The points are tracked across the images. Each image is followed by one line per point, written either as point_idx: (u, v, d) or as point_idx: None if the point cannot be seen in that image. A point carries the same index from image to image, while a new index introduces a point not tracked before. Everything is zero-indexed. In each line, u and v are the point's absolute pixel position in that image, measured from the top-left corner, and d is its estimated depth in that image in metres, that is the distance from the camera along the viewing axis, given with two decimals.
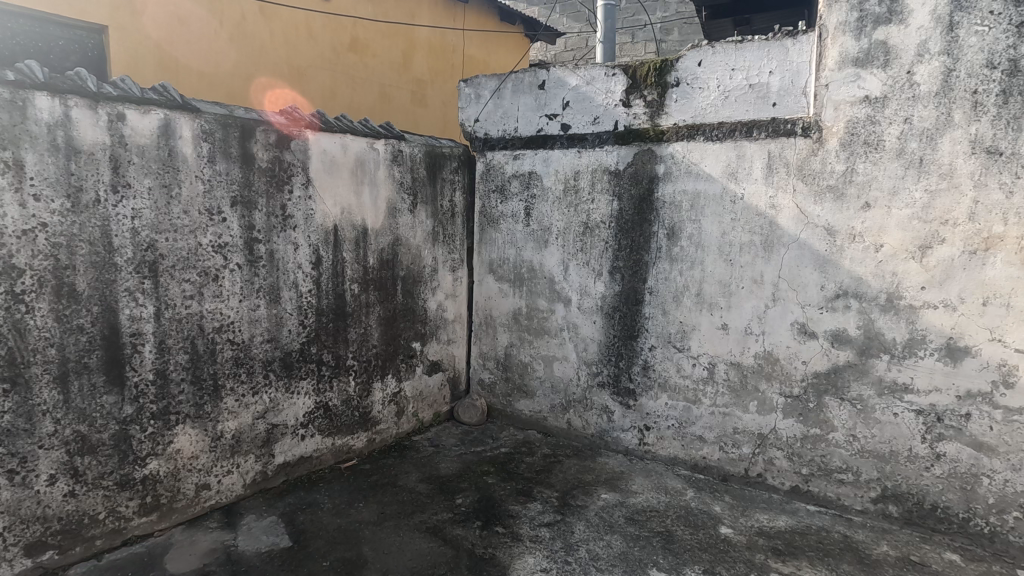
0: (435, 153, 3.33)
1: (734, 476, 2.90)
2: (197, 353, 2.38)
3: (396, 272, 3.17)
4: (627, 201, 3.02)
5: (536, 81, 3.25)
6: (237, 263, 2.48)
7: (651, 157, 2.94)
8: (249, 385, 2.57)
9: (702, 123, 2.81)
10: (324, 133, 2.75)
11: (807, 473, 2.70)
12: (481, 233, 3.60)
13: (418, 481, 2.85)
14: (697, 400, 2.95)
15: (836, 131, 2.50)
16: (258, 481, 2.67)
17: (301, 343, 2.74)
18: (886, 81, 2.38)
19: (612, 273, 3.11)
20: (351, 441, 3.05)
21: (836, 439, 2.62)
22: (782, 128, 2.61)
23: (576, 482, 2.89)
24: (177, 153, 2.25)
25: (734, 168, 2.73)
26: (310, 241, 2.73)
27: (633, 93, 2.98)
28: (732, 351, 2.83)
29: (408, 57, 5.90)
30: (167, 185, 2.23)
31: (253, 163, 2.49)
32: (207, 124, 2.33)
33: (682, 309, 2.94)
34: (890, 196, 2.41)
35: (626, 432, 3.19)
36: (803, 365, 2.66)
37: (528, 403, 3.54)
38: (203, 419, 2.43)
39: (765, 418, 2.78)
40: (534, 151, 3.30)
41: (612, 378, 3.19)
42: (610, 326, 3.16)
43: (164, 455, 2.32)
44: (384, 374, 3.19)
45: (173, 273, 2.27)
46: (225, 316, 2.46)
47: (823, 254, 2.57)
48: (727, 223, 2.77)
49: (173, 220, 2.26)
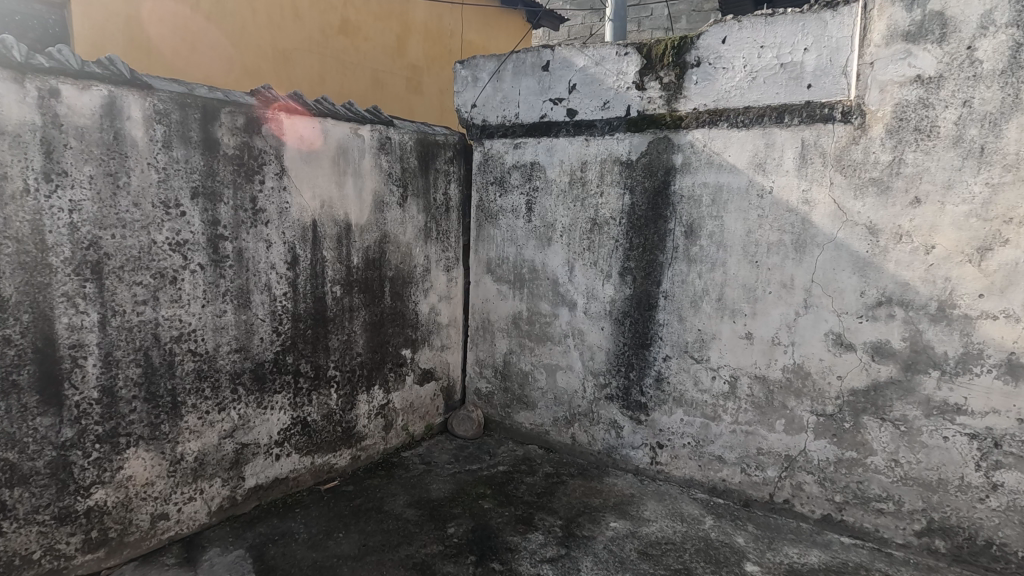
0: (428, 141, 3.03)
1: (757, 502, 2.61)
2: (152, 367, 2.09)
3: (383, 273, 2.87)
4: (640, 195, 2.72)
5: (539, 62, 2.94)
6: (199, 264, 2.17)
7: (667, 145, 2.64)
8: (214, 402, 2.28)
9: (725, 108, 2.51)
10: (299, 116, 2.44)
11: (840, 500, 2.42)
12: (478, 229, 3.30)
13: (406, 507, 2.56)
14: (715, 417, 2.66)
15: (881, 116, 2.20)
16: (226, 507, 2.38)
17: (275, 353, 2.45)
18: (942, 59, 2.07)
19: (622, 274, 2.81)
20: (332, 460, 2.77)
21: (875, 464, 2.33)
22: (818, 113, 2.31)
23: (581, 508, 2.59)
24: (125, 135, 1.94)
25: (762, 158, 2.43)
26: (285, 238, 2.43)
27: (648, 74, 2.67)
28: (756, 363, 2.54)
29: (402, 41, 5.58)
30: (113, 173, 1.92)
31: (217, 149, 2.18)
32: (161, 103, 2.02)
33: (701, 315, 2.64)
34: (944, 191, 2.11)
35: (636, 449, 2.90)
36: (838, 381, 2.37)
37: (528, 415, 3.24)
38: (159, 440, 2.14)
39: (793, 438, 2.49)
40: (536, 139, 3.00)
41: (621, 390, 2.90)
42: (619, 333, 2.86)
43: (113, 483, 2.02)
44: (371, 385, 2.89)
45: (120, 275, 1.97)
46: (186, 324, 2.16)
47: (863, 257, 2.27)
48: (753, 220, 2.47)
49: (119, 214, 1.95)
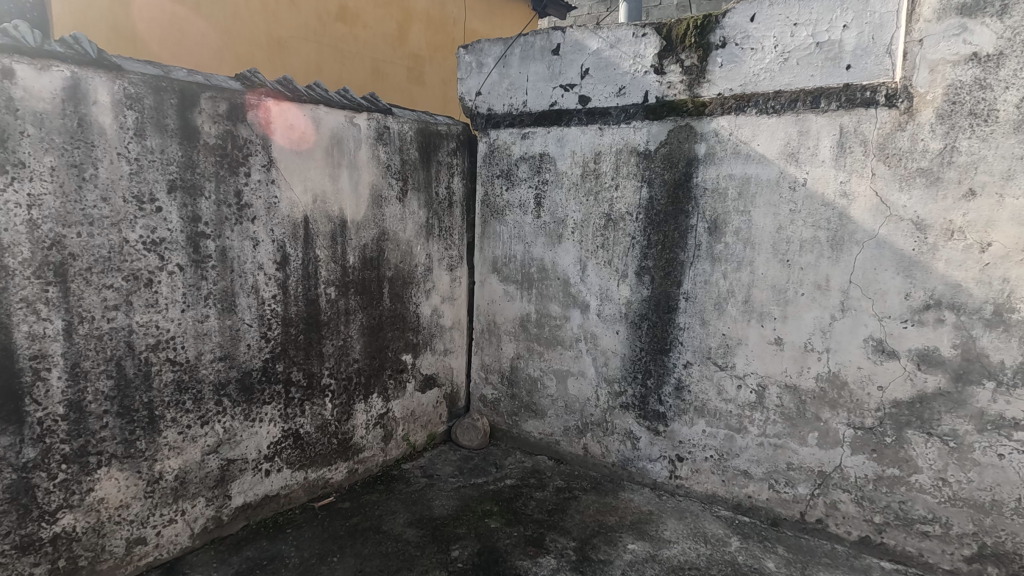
0: (429, 131, 2.82)
1: (786, 521, 2.40)
2: (125, 378, 1.89)
3: (381, 273, 2.68)
4: (659, 188, 2.51)
5: (549, 45, 2.73)
6: (178, 265, 1.98)
7: (689, 134, 2.43)
8: (196, 415, 2.09)
9: (753, 93, 2.30)
10: (287, 101, 2.24)
11: (880, 521, 2.22)
12: (482, 226, 3.10)
13: (406, 526, 2.37)
14: (741, 429, 2.46)
15: (931, 99, 1.97)
16: (211, 529, 2.19)
17: (263, 361, 2.26)
18: (1002, 33, 1.84)
19: (639, 274, 2.60)
20: (327, 474, 2.58)
21: (920, 483, 2.13)
22: (858, 96, 2.09)
23: (595, 528, 2.39)
24: (91, 122, 1.74)
25: (795, 147, 2.22)
26: (273, 235, 2.23)
27: (668, 56, 2.46)
28: (787, 372, 2.33)
29: (404, 29, 5.37)
30: (77, 164, 1.72)
31: (196, 138, 1.98)
32: (132, 86, 1.82)
33: (726, 319, 2.43)
34: (1003, 182, 1.89)
35: (654, 462, 2.70)
36: (878, 392, 2.16)
37: (537, 424, 3.05)
38: (135, 459, 1.95)
39: (828, 453, 2.29)
40: (546, 129, 2.79)
41: (637, 399, 2.69)
42: (636, 337, 2.65)
43: (82, 506, 1.83)
44: (369, 394, 2.70)
45: (88, 278, 1.78)
46: (163, 331, 1.97)
47: (908, 256, 2.05)
48: (784, 216, 2.26)
49: (86, 210, 1.75)
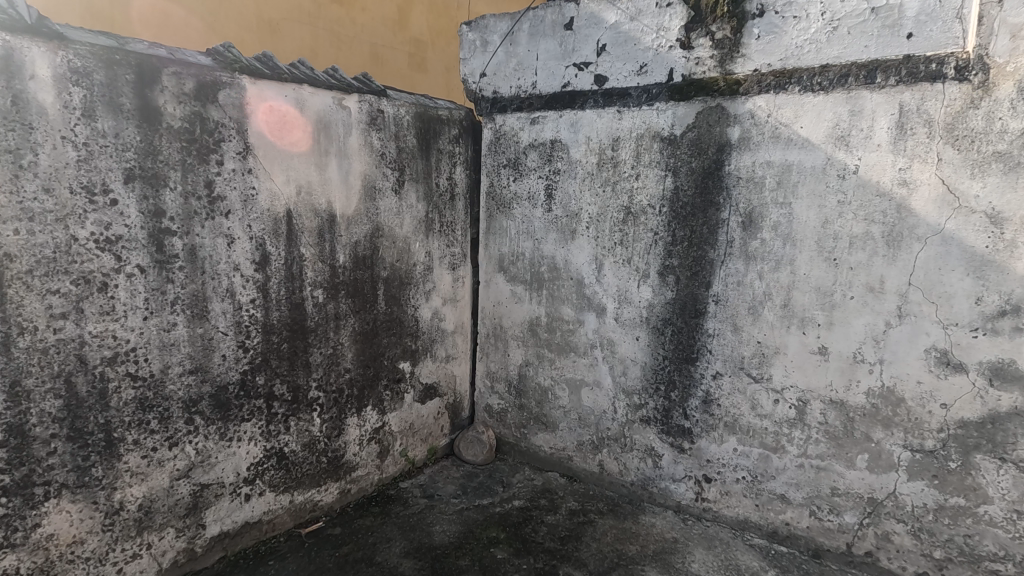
0: (429, 115, 2.55)
1: (830, 553, 2.13)
2: (76, 397, 1.64)
3: (376, 273, 2.42)
4: (685, 178, 2.23)
5: (561, 20, 2.45)
6: (139, 266, 1.73)
7: (720, 116, 2.14)
8: (163, 436, 1.84)
9: (795, 68, 2.01)
10: (267, 80, 1.98)
11: (940, 557, 1.94)
12: (488, 220, 2.83)
13: (402, 557, 2.12)
14: (778, 448, 2.19)
15: (1012, 71, 1.68)
16: (183, 562, 1.95)
17: (241, 373, 2.01)
18: None
19: (662, 274, 2.33)
20: (316, 497, 2.33)
21: (989, 515, 1.85)
22: (922, 70, 1.80)
23: (614, 559, 2.13)
24: (28, 99, 1.48)
25: (845, 129, 1.93)
26: (251, 232, 1.98)
27: (696, 29, 2.16)
28: (832, 386, 2.06)
29: (404, 12, 5.09)
30: (12, 149, 1.46)
31: (158, 121, 1.72)
32: (79, 59, 1.56)
33: (762, 325, 2.16)
34: None
35: (678, 482, 2.44)
36: (941, 411, 1.88)
37: (547, 437, 2.79)
38: (89, 488, 1.70)
39: (880, 478, 2.01)
40: (557, 113, 2.51)
41: (660, 412, 2.43)
42: (659, 344, 2.38)
43: (26, 545, 1.59)
44: (362, 407, 2.45)
45: (29, 282, 1.52)
46: (122, 342, 1.72)
47: (980, 254, 1.77)
48: (831, 208, 1.98)
49: (24, 203, 1.49)
